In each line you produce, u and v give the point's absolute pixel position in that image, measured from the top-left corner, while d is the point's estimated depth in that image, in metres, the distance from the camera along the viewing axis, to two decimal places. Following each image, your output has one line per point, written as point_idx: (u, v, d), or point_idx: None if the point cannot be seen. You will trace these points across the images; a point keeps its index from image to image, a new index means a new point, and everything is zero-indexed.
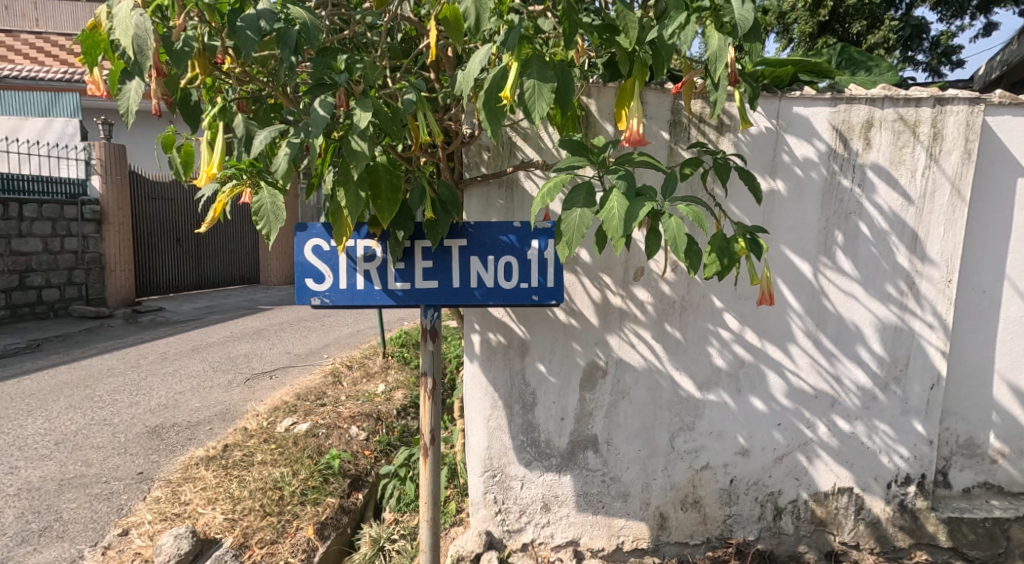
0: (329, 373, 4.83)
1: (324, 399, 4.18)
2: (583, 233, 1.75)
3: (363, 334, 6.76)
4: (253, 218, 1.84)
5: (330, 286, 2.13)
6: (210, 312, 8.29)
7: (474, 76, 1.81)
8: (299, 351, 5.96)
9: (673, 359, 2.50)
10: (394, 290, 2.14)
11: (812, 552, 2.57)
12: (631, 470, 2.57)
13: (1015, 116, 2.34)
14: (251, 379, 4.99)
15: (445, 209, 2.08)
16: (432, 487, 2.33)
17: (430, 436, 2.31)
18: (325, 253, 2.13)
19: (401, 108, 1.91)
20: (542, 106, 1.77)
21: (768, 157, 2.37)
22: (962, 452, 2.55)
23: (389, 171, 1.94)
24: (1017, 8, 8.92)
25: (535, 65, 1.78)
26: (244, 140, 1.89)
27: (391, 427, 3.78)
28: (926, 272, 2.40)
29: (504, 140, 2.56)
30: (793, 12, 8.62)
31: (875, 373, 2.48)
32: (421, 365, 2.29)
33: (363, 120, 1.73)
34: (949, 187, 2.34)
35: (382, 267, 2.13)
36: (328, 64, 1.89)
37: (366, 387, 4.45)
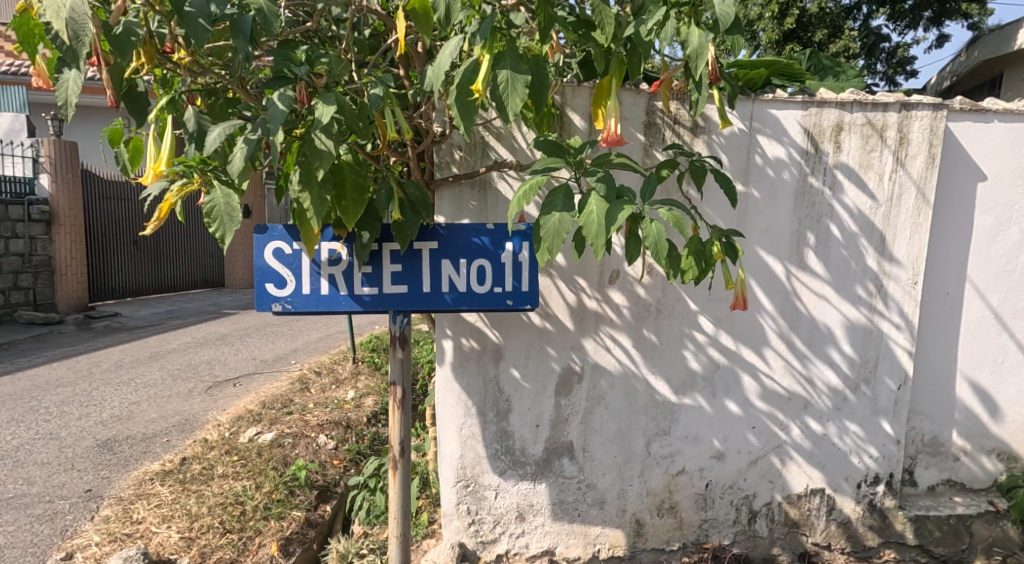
0: (296, 380, 4.67)
1: (290, 407, 4.03)
2: (562, 238, 1.70)
3: (332, 339, 6.58)
4: (205, 220, 1.72)
5: (292, 291, 2.03)
6: (167, 317, 7.94)
7: (446, 69, 1.75)
8: (264, 357, 5.75)
9: (650, 362, 2.48)
10: (362, 295, 2.05)
11: (786, 554, 2.58)
12: (607, 476, 2.54)
13: (975, 122, 2.41)
14: (213, 387, 4.79)
15: (414, 211, 2.01)
16: (402, 501, 2.24)
17: (399, 448, 2.23)
18: (287, 256, 2.02)
19: (368, 104, 1.86)
20: (515, 104, 1.71)
21: (741, 159, 2.38)
22: (927, 451, 2.60)
23: (356, 171, 1.86)
24: (966, 21, 9.36)
25: (509, 58, 1.72)
26: (196, 135, 1.86)
27: (361, 435, 3.66)
28: (893, 273, 2.45)
29: (477, 139, 2.51)
30: (760, 21, 8.84)
31: (846, 374, 2.51)
32: (390, 374, 2.20)
33: (326, 114, 1.65)
34: (914, 190, 2.39)
35: (348, 271, 2.04)
36: (288, 57, 1.79)
37: (335, 394, 4.31)
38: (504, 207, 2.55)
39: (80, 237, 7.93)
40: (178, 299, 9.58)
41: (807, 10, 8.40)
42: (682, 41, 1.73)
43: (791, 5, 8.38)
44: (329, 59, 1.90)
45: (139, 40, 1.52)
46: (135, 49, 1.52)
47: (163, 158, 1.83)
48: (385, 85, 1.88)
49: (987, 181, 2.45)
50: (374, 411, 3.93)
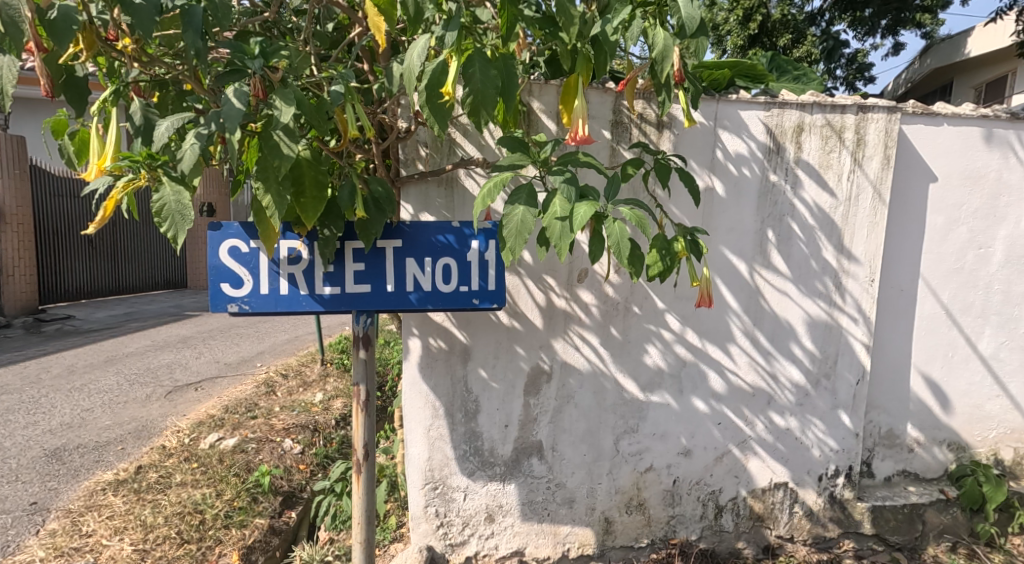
0: (261, 383, 4.53)
1: (255, 411, 3.91)
2: (525, 237, 1.71)
3: (300, 340, 6.43)
4: (155, 219, 1.64)
5: (250, 291, 1.96)
6: (124, 319, 7.64)
7: (416, 72, 1.72)
8: (228, 360, 5.57)
9: (617, 360, 2.49)
10: (322, 295, 2.00)
11: (750, 547, 2.64)
12: (576, 475, 2.54)
13: (926, 125, 2.49)
14: (173, 391, 4.61)
15: (378, 208, 1.96)
16: (366, 506, 2.20)
17: (363, 452, 2.19)
18: (244, 254, 1.95)
19: (328, 100, 1.83)
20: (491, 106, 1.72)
21: (706, 157, 2.41)
22: (883, 443, 2.69)
23: (316, 167, 1.79)
24: (920, 31, 9.76)
25: (478, 63, 1.70)
26: (143, 130, 1.83)
27: (329, 438, 3.58)
28: (852, 271, 2.51)
29: (443, 136, 2.49)
30: (726, 25, 9.06)
31: (808, 370, 2.57)
32: (353, 375, 2.15)
33: (287, 114, 1.61)
34: (871, 190, 2.47)
35: (308, 270, 1.99)
36: (243, 49, 1.76)
37: (302, 397, 4.21)
38: (472, 204, 2.54)
39: (27, 236, 7.55)
40: (137, 300, 9.22)
41: (771, 15, 8.65)
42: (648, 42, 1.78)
43: (756, 10, 8.59)
44: (289, 50, 1.88)
45: (78, 25, 1.44)
46: (75, 35, 1.44)
47: (109, 152, 1.76)
48: (346, 80, 1.83)
49: (939, 182, 2.53)
50: (343, 414, 3.84)
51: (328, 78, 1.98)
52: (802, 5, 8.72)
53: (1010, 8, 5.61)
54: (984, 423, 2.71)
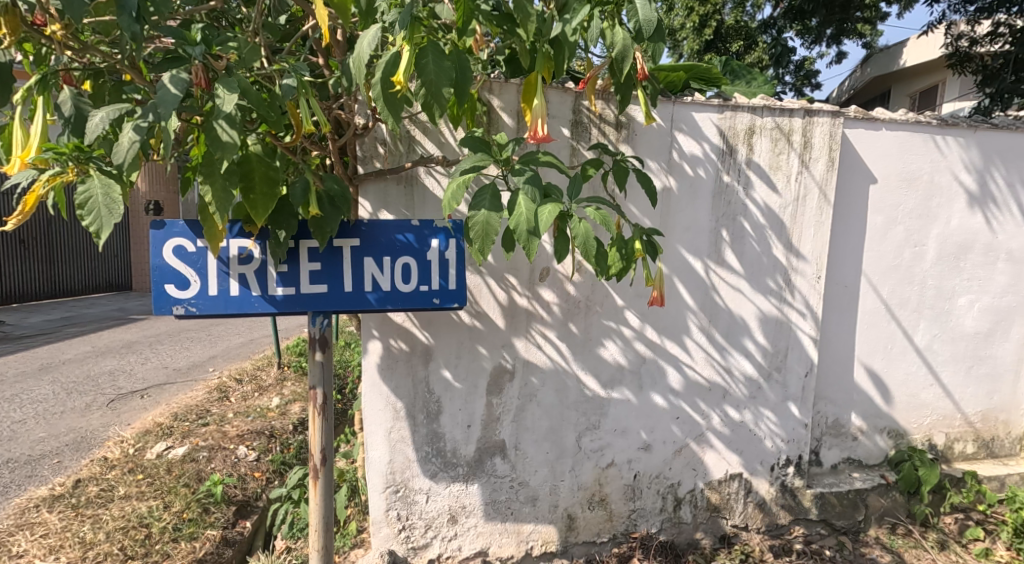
0: (214, 388, 4.36)
1: (206, 418, 3.76)
2: (492, 239, 1.72)
3: (255, 344, 6.21)
4: (78, 212, 1.53)
5: (197, 292, 1.88)
6: (62, 324, 7.21)
7: (366, 60, 1.70)
8: (177, 365, 5.34)
9: (579, 358, 2.52)
10: (276, 296, 1.94)
11: (707, 537, 2.72)
12: (539, 473, 2.55)
13: (867, 129, 2.62)
14: (117, 399, 4.38)
15: (333, 205, 1.90)
16: (323, 513, 2.15)
17: (320, 457, 2.13)
18: (190, 254, 1.88)
19: (280, 94, 1.77)
20: (445, 96, 1.71)
21: (663, 157, 2.47)
22: (830, 433, 2.82)
23: (265, 163, 1.72)
24: (861, 41, 10.30)
25: (431, 54, 1.69)
26: (74, 122, 1.72)
27: (286, 443, 3.46)
28: (800, 268, 2.62)
29: (402, 133, 2.45)
30: (684, 31, 9.40)
31: (760, 364, 2.66)
32: (310, 379, 2.10)
33: (230, 102, 1.55)
34: (817, 191, 2.58)
35: (260, 270, 1.92)
36: (185, 36, 1.71)
37: (257, 402, 4.06)
38: (433, 202, 2.51)
39: None
40: (73, 304, 8.70)
41: (725, 22, 9.02)
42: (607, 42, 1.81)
43: (710, 17, 8.96)
44: (238, 41, 1.81)
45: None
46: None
47: (33, 145, 1.65)
48: (299, 74, 1.77)
49: (878, 184, 2.67)
50: (300, 418, 3.74)
51: (282, 71, 1.92)
52: (752, 13, 9.05)
53: (939, 23, 5.98)
54: (919, 411, 2.88)
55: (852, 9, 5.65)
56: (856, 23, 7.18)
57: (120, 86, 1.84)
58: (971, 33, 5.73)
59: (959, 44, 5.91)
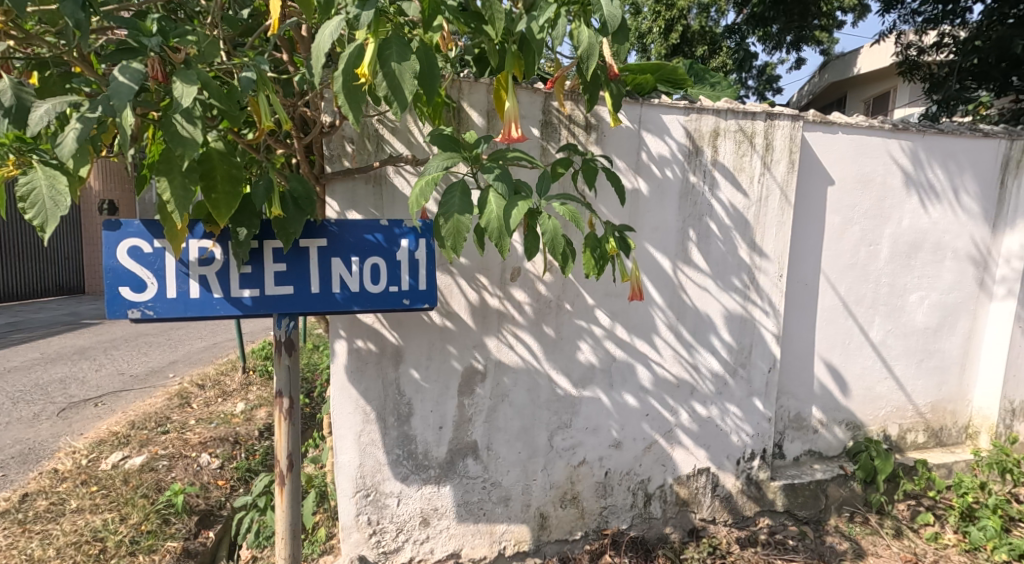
0: (174, 394, 4.20)
1: (166, 425, 3.62)
2: (464, 236, 1.71)
3: (219, 347, 6.02)
4: (19, 204, 1.46)
5: (154, 295, 1.82)
6: (7, 329, 6.84)
7: (326, 52, 1.66)
8: (134, 371, 5.12)
9: (550, 357, 2.53)
10: (239, 298, 1.88)
11: (677, 531, 2.77)
12: (511, 474, 2.55)
13: (825, 133, 2.71)
14: (69, 407, 4.17)
15: (298, 206, 1.86)
16: (290, 519, 2.10)
17: (287, 463, 2.08)
18: (147, 255, 1.81)
19: (240, 87, 1.71)
20: (407, 92, 1.67)
21: (631, 158, 2.51)
22: (792, 426, 2.91)
23: (226, 160, 1.68)
24: (818, 48, 10.68)
25: (395, 48, 1.67)
26: (15, 111, 1.53)
27: (251, 450, 3.37)
28: (762, 266, 2.70)
29: (370, 132, 2.41)
30: (651, 34, 9.58)
31: (725, 360, 2.73)
32: (275, 383, 2.04)
33: (187, 95, 1.48)
34: (778, 192, 2.66)
35: (222, 271, 1.86)
36: (138, 26, 1.64)
37: (220, 408, 3.94)
38: (402, 202, 2.48)
39: None
40: (19, 308, 8.26)
41: (690, 26, 9.24)
42: (574, 40, 1.83)
43: (677, 21, 9.17)
44: (196, 33, 1.68)
45: None
46: None
47: None
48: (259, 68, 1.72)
49: (835, 185, 2.77)
50: (266, 424, 3.64)
51: (242, 65, 1.88)
52: (716, 18, 9.28)
53: (889, 32, 6.25)
54: (875, 403, 3.00)
55: (811, 17, 5.85)
56: (813, 31, 7.44)
57: (67, 78, 1.74)
58: (919, 43, 6.02)
59: (909, 53, 6.20)
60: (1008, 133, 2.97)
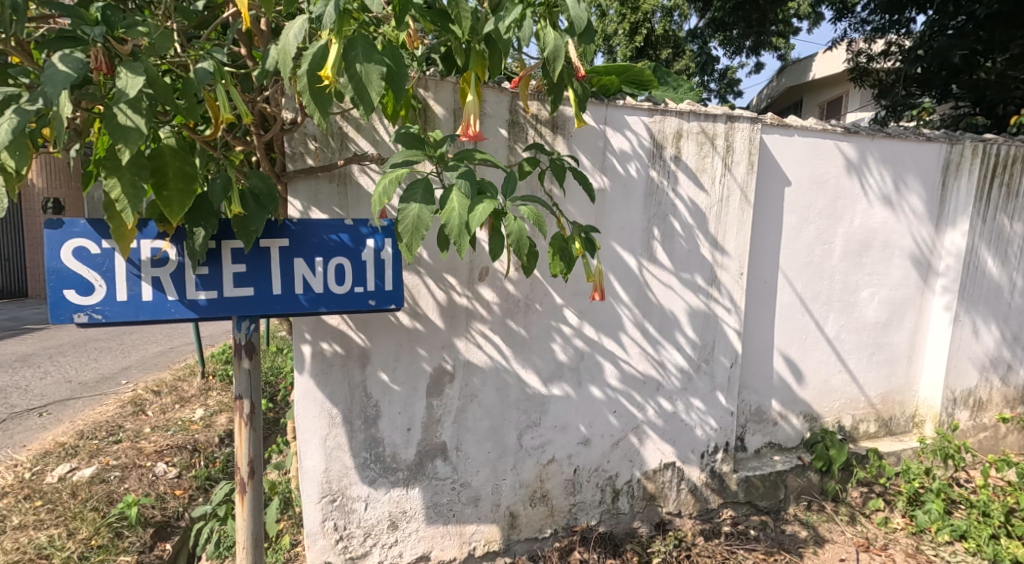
0: (126, 402, 4.02)
1: (118, 434, 3.46)
2: (422, 234, 1.70)
3: (175, 352, 5.79)
4: None
5: (103, 298, 1.73)
6: None
7: (293, 52, 1.63)
8: (83, 378, 4.88)
9: (519, 356, 2.53)
10: (196, 300, 1.81)
11: (644, 525, 2.82)
12: (480, 474, 2.54)
13: (781, 135, 2.80)
14: (11, 418, 3.94)
15: (258, 204, 1.80)
16: (251, 528, 2.03)
17: (248, 470, 2.02)
18: (94, 257, 1.72)
19: (194, 80, 1.63)
20: (372, 95, 1.62)
21: (597, 158, 2.53)
22: (753, 420, 3.00)
23: (180, 155, 1.60)
24: (775, 54, 11.05)
25: (361, 46, 1.62)
26: None
27: (211, 458, 3.25)
28: (724, 264, 2.77)
29: (334, 129, 2.36)
30: (616, 36, 9.72)
31: (690, 356, 2.78)
32: (235, 388, 1.97)
33: (133, 86, 1.43)
34: (738, 192, 2.74)
35: (177, 272, 1.79)
36: (82, 15, 1.55)
37: (178, 415, 3.79)
38: (368, 202, 2.44)
39: None
40: None
41: (654, 30, 9.43)
42: (540, 42, 1.83)
43: (641, 24, 9.35)
44: (148, 25, 1.66)
45: None
46: None
47: None
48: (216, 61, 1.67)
49: (792, 186, 2.87)
50: (227, 430, 3.52)
51: (197, 59, 1.82)
52: (679, 22, 9.49)
53: (841, 40, 6.53)
54: (830, 395, 3.13)
55: (769, 23, 6.04)
56: (770, 37, 7.69)
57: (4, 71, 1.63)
58: (868, 51, 6.31)
59: (859, 60, 6.48)
60: (948, 137, 3.13)
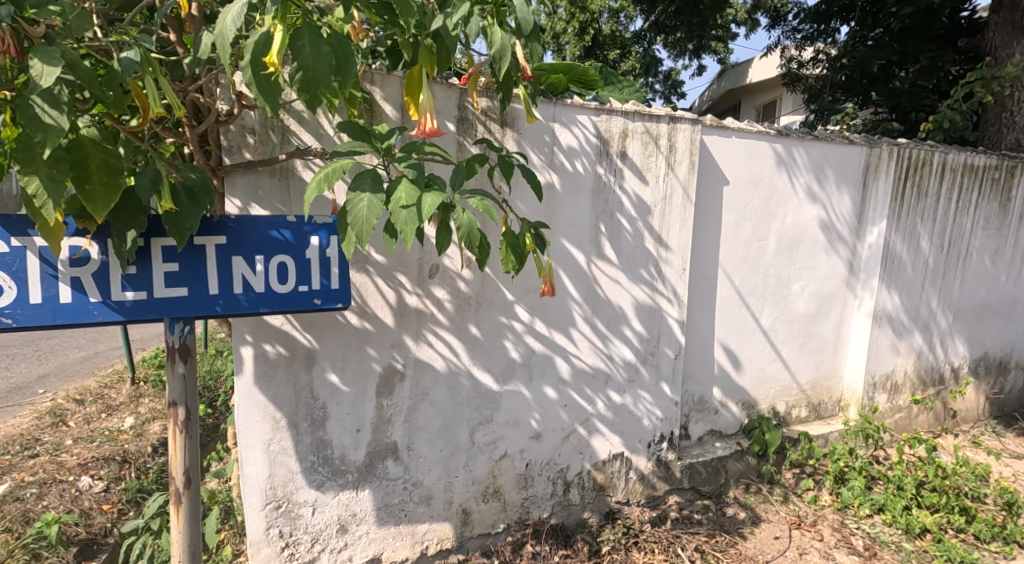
0: (45, 412, 3.72)
1: (36, 447, 3.20)
2: (373, 225, 1.65)
3: (101, 357, 5.41)
4: None
5: (14, 301, 1.58)
6: None
7: (231, 40, 1.54)
8: None
9: (471, 353, 2.52)
10: (122, 302, 1.69)
11: (594, 515, 2.88)
12: (433, 472, 2.52)
13: (720, 136, 2.91)
14: None
15: (192, 199, 1.68)
16: (188, 540, 1.93)
17: (184, 479, 1.90)
18: (3, 256, 1.57)
19: (119, 69, 1.52)
20: (325, 85, 1.58)
21: (546, 155, 2.55)
22: (696, 409, 3.12)
23: (102, 147, 1.48)
24: (715, 58, 11.48)
25: (307, 36, 1.55)
26: None
27: (143, 469, 3.06)
28: (667, 259, 2.86)
29: (275, 122, 2.26)
30: (565, 35, 9.83)
31: (637, 349, 2.86)
32: (169, 393, 1.85)
33: (49, 77, 1.31)
34: (680, 190, 2.82)
35: (100, 272, 1.66)
36: None
37: (105, 425, 3.55)
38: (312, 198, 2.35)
39: None
40: None
41: (602, 30, 9.61)
42: (487, 39, 1.81)
43: (589, 24, 9.53)
44: (60, 4, 1.49)
45: None
46: None
47: None
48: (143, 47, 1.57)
49: (730, 185, 2.99)
50: (160, 438, 3.32)
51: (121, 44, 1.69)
52: (625, 24, 9.72)
53: (774, 47, 6.87)
54: (765, 383, 3.29)
55: (708, 28, 6.28)
56: (709, 41, 8.00)
57: None
58: (799, 58, 6.67)
59: (790, 66, 6.84)
60: (868, 141, 3.35)
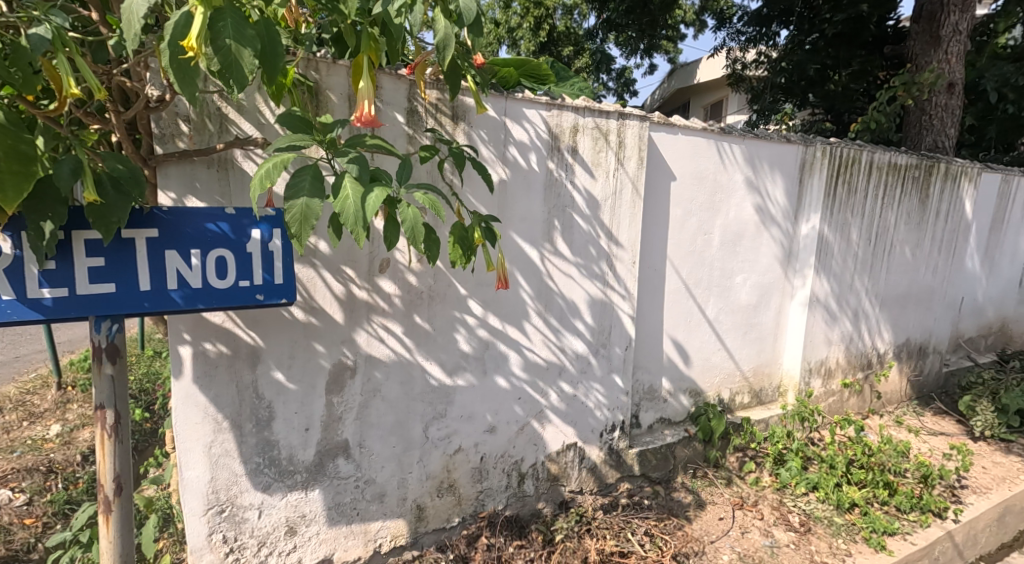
0: None
1: None
2: (312, 224, 1.59)
3: (23, 361, 5.02)
4: None
5: None
6: None
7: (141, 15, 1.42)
8: None
9: (423, 349, 2.47)
10: (40, 299, 1.56)
11: (548, 505, 2.90)
12: (385, 469, 2.47)
13: (667, 133, 2.96)
14: None
15: (118, 191, 1.55)
16: (120, 550, 1.81)
17: (114, 486, 1.78)
18: None
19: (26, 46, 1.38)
20: (243, 71, 1.46)
21: (498, 149, 2.52)
22: (645, 398, 3.19)
23: (10, 132, 1.36)
24: (665, 57, 11.70)
25: (229, 18, 1.44)
26: None
27: (71, 479, 2.86)
28: (617, 253, 2.89)
29: (211, 110, 2.12)
30: (519, 30, 9.78)
31: (588, 341, 2.89)
32: (97, 396, 1.73)
33: None
34: (630, 186, 2.86)
35: (14, 267, 1.52)
36: None
37: (27, 433, 3.30)
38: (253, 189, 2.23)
39: None
40: None
41: (555, 26, 9.61)
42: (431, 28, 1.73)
43: (544, 19, 9.53)
44: None
45: None
46: None
47: None
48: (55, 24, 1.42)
49: (676, 181, 3.05)
50: (90, 445, 3.11)
51: (29, 19, 1.52)
52: (579, 21, 9.76)
53: (720, 48, 7.03)
54: (711, 371, 3.40)
55: (658, 27, 6.37)
56: (659, 40, 8.13)
57: None
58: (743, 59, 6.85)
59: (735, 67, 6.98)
60: (804, 139, 3.48)
